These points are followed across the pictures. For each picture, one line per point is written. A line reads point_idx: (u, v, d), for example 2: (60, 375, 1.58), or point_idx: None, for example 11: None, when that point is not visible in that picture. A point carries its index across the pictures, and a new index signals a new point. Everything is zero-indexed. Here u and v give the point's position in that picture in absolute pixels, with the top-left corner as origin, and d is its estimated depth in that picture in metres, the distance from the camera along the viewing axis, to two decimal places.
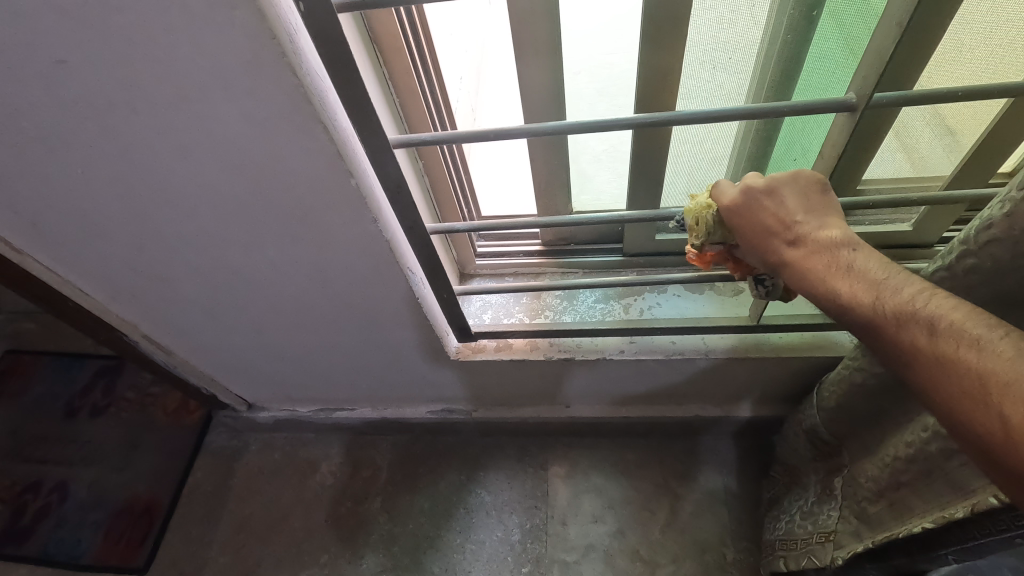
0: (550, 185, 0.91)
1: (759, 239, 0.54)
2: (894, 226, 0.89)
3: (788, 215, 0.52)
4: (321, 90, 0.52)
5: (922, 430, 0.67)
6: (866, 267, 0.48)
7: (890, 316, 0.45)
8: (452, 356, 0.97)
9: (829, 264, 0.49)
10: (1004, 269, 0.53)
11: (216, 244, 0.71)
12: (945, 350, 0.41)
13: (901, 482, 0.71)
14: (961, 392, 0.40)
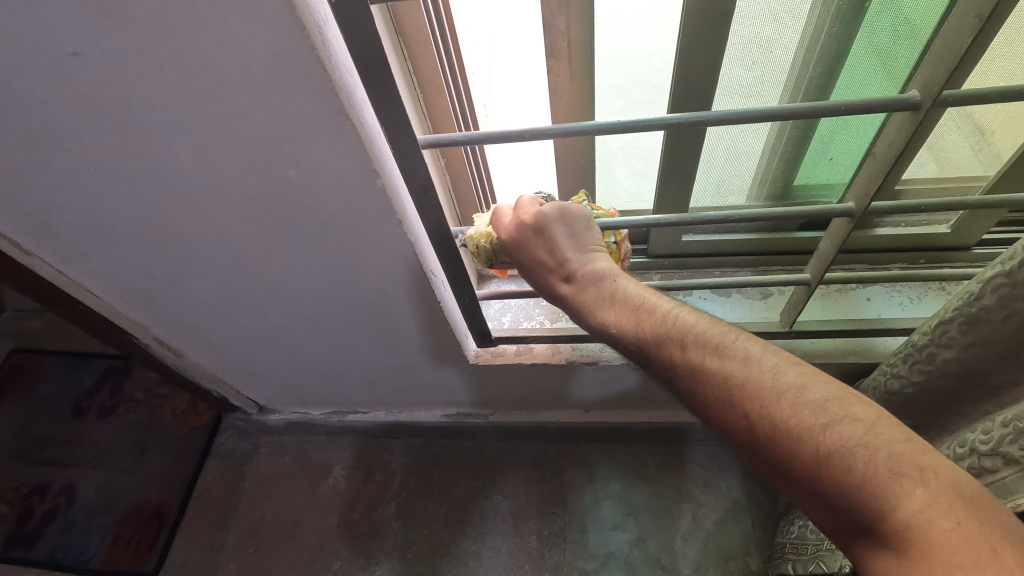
0: (576, 184, 0.87)
1: (540, 273, 0.61)
2: (931, 229, 0.86)
3: (556, 250, 0.60)
4: (351, 87, 0.49)
5: (960, 446, 0.62)
6: (627, 294, 0.57)
7: (653, 337, 0.54)
8: (472, 360, 0.94)
9: (597, 297, 0.58)
10: None
11: (233, 246, 0.68)
12: (695, 360, 0.51)
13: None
14: (764, 428, 0.46)
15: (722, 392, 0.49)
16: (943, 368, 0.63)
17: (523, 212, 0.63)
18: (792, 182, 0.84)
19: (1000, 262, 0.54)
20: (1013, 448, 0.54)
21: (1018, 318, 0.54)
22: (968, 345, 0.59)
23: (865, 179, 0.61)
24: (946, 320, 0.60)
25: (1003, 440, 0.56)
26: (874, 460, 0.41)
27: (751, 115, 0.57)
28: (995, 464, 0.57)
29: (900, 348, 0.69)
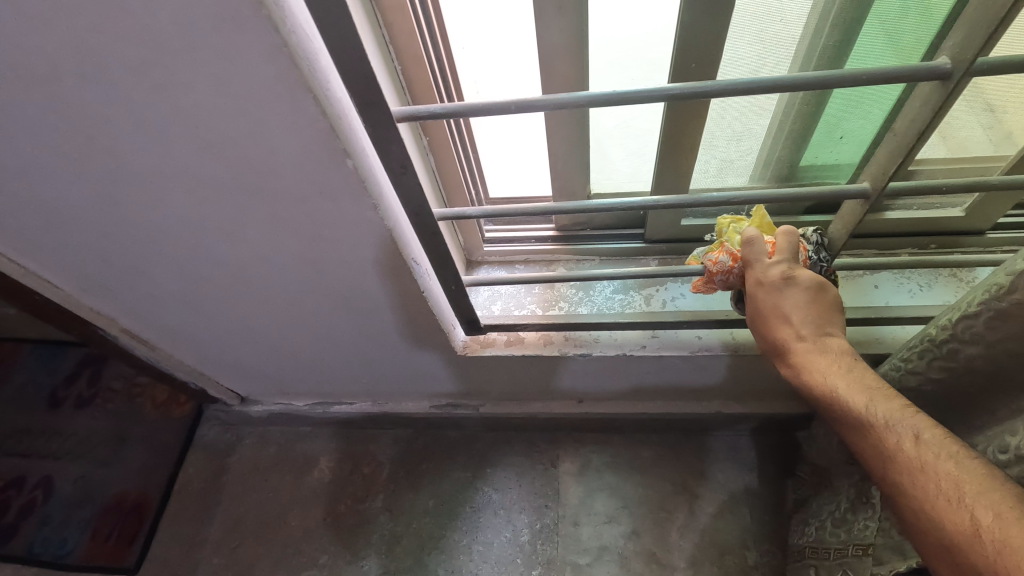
0: (568, 168, 0.81)
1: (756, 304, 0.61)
2: (944, 211, 0.82)
3: (775, 286, 0.59)
4: (312, 53, 0.43)
5: (1000, 448, 0.57)
6: (804, 307, 0.59)
7: (808, 346, 0.58)
8: (460, 351, 0.90)
9: (779, 304, 0.59)
10: None
11: (196, 231, 0.63)
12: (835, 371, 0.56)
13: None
14: (869, 423, 0.53)
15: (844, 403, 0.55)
16: (968, 364, 0.59)
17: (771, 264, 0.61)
18: (797, 162, 0.79)
19: None
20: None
21: None
22: (997, 341, 0.55)
23: (883, 160, 0.56)
24: (968, 317, 0.56)
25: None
26: (919, 438, 0.50)
27: (753, 86, 0.52)
28: None
29: (914, 340, 0.64)
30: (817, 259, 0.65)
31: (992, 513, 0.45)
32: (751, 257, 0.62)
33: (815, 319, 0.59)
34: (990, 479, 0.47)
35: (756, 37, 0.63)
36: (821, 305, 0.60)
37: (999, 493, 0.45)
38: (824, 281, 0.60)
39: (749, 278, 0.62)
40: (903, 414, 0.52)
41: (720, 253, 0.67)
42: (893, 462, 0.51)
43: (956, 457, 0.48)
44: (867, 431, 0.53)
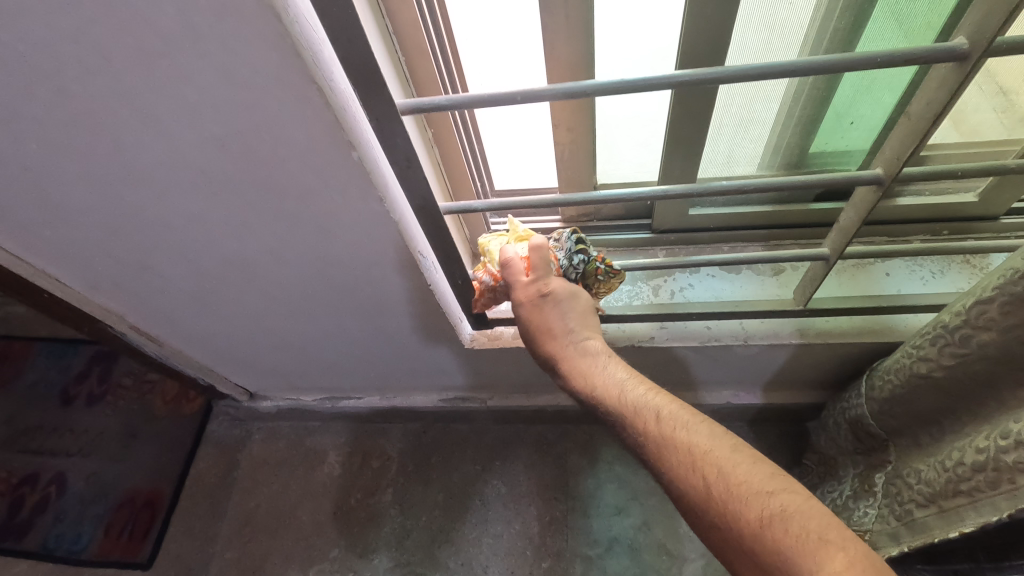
0: (575, 158, 0.80)
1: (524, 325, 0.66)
2: (956, 197, 0.80)
3: (532, 307, 0.65)
4: (315, 43, 0.43)
5: (998, 436, 0.56)
6: (561, 320, 0.65)
7: (570, 355, 0.65)
8: (467, 344, 0.90)
9: (541, 322, 0.65)
10: None
11: (203, 226, 0.63)
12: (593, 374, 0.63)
13: (958, 489, 0.60)
14: (620, 412, 0.58)
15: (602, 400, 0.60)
16: (978, 351, 0.57)
17: (527, 284, 0.65)
18: (807, 148, 0.78)
19: None
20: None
21: None
22: (1010, 327, 0.53)
23: (898, 144, 0.54)
24: (982, 301, 0.54)
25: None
26: (658, 415, 0.55)
27: (756, 73, 0.51)
28: None
29: (927, 327, 0.63)
30: (570, 265, 0.69)
31: (716, 470, 0.49)
32: (508, 278, 0.66)
33: (569, 329, 0.65)
34: (714, 435, 0.52)
35: (769, 19, 0.62)
36: (578, 313, 0.66)
37: (724, 446, 0.51)
38: (578, 291, 0.67)
39: (513, 301, 0.67)
40: (647, 396, 0.58)
41: (484, 273, 0.72)
42: (642, 441, 0.55)
43: (689, 423, 0.54)
44: (622, 418, 0.58)
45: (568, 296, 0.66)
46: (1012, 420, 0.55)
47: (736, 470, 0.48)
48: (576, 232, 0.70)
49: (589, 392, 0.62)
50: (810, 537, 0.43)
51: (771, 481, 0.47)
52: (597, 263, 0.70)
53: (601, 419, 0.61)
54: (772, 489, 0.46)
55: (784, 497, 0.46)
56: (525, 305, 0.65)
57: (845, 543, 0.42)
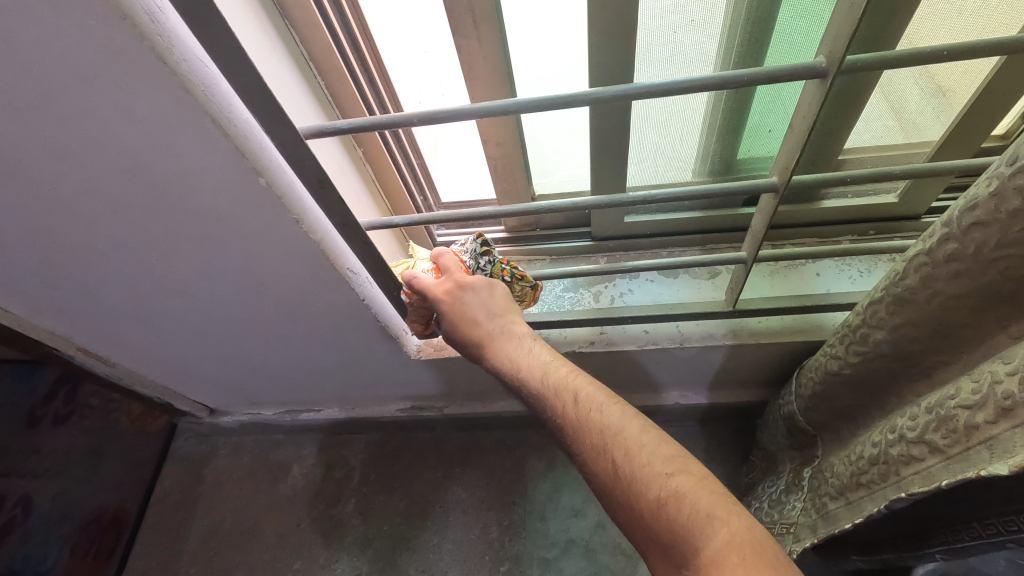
0: (509, 172, 0.83)
1: (445, 314, 0.66)
2: (877, 199, 0.83)
3: (450, 294, 0.66)
4: (208, 78, 0.46)
5: (890, 431, 0.58)
6: (479, 305, 0.65)
7: (491, 337, 0.63)
8: (413, 355, 0.91)
9: (457, 308, 0.65)
10: (989, 260, 0.44)
11: (131, 252, 0.65)
12: (514, 357, 0.61)
13: (860, 482, 0.63)
14: (535, 394, 0.57)
15: (521, 383, 0.58)
16: (874, 350, 0.59)
17: (446, 276, 0.67)
18: (733, 156, 0.81)
19: (925, 241, 0.50)
20: (937, 437, 0.51)
21: (942, 298, 0.50)
22: (895, 327, 0.55)
23: (786, 154, 0.57)
24: (874, 302, 0.57)
25: (927, 427, 0.53)
26: (575, 395, 0.54)
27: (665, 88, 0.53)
28: (923, 452, 0.53)
29: (840, 328, 0.66)
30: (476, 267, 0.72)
31: (624, 450, 0.48)
32: (421, 286, 0.68)
33: (490, 316, 0.65)
34: (625, 416, 0.51)
35: (674, 36, 0.65)
36: (497, 303, 0.66)
37: (633, 427, 0.50)
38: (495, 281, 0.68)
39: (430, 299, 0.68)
40: (565, 376, 0.56)
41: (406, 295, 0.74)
42: (557, 422, 0.53)
43: (602, 403, 0.52)
44: (539, 399, 0.56)
45: (484, 283, 0.66)
46: (902, 416, 0.58)
47: (642, 452, 0.47)
48: (481, 236, 0.72)
49: (510, 374, 0.60)
50: (700, 516, 0.42)
51: (673, 462, 0.46)
52: (503, 265, 0.72)
53: (521, 401, 0.59)
54: (672, 469, 0.46)
55: (682, 477, 0.45)
56: (443, 294, 0.66)
57: (732, 520, 0.42)
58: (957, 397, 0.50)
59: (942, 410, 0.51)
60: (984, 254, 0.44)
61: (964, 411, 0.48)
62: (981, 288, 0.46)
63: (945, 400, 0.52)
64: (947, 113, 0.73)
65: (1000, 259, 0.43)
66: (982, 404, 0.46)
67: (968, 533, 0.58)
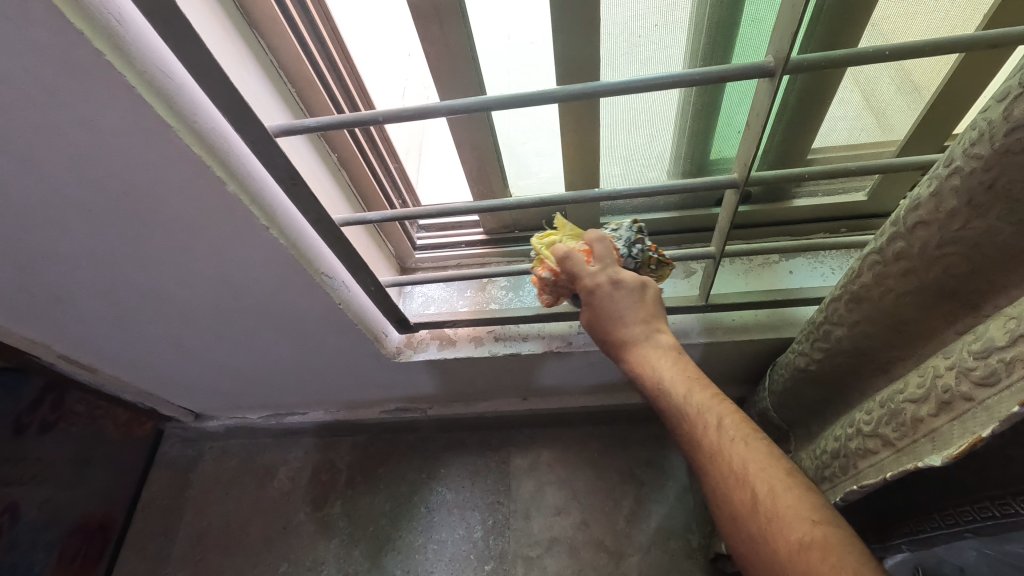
0: (483, 174, 0.84)
1: (585, 308, 0.62)
2: (846, 195, 0.85)
3: (591, 289, 0.61)
4: (172, 92, 0.48)
5: (849, 425, 0.60)
6: (623, 305, 0.60)
7: (632, 342, 0.60)
8: (389, 355, 0.92)
9: (602, 304, 0.60)
10: (932, 258, 0.46)
11: (105, 259, 0.66)
12: (653, 368, 0.58)
13: (823, 475, 0.64)
14: (675, 409, 0.54)
15: (659, 398, 0.56)
16: (836, 346, 0.61)
17: (586, 269, 0.62)
18: (705, 155, 0.82)
19: (876, 240, 0.52)
20: (889, 430, 0.52)
21: (893, 296, 0.51)
22: (853, 323, 0.57)
23: (744, 152, 0.59)
24: (835, 298, 0.59)
25: (881, 421, 0.54)
26: (718, 421, 0.50)
27: (626, 87, 0.55)
28: (876, 445, 0.55)
29: (807, 326, 0.67)
30: (628, 254, 0.66)
31: (765, 485, 0.44)
32: (573, 270, 0.63)
33: (635, 313, 0.60)
34: (772, 454, 0.46)
35: (639, 41, 0.66)
36: (643, 303, 0.61)
37: (778, 466, 0.45)
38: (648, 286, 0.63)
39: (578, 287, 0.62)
40: (711, 399, 0.52)
41: (543, 269, 0.67)
42: (696, 445, 0.50)
43: (749, 435, 0.48)
44: (681, 417, 0.53)
45: (634, 282, 0.61)
46: (860, 410, 0.60)
47: (785, 494, 0.43)
48: (636, 224, 0.68)
49: (648, 384, 0.57)
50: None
51: (822, 513, 0.42)
52: (651, 253, 0.68)
53: (658, 414, 0.56)
54: (818, 520, 0.41)
55: (830, 530, 0.40)
56: (586, 287, 0.61)
57: None
58: (905, 391, 0.52)
59: (892, 404, 0.53)
60: (926, 253, 0.47)
61: (910, 405, 0.50)
62: (925, 285, 0.48)
63: (896, 395, 0.53)
64: (912, 109, 0.74)
65: (943, 257, 0.45)
66: (926, 399, 0.48)
67: (928, 525, 0.59)
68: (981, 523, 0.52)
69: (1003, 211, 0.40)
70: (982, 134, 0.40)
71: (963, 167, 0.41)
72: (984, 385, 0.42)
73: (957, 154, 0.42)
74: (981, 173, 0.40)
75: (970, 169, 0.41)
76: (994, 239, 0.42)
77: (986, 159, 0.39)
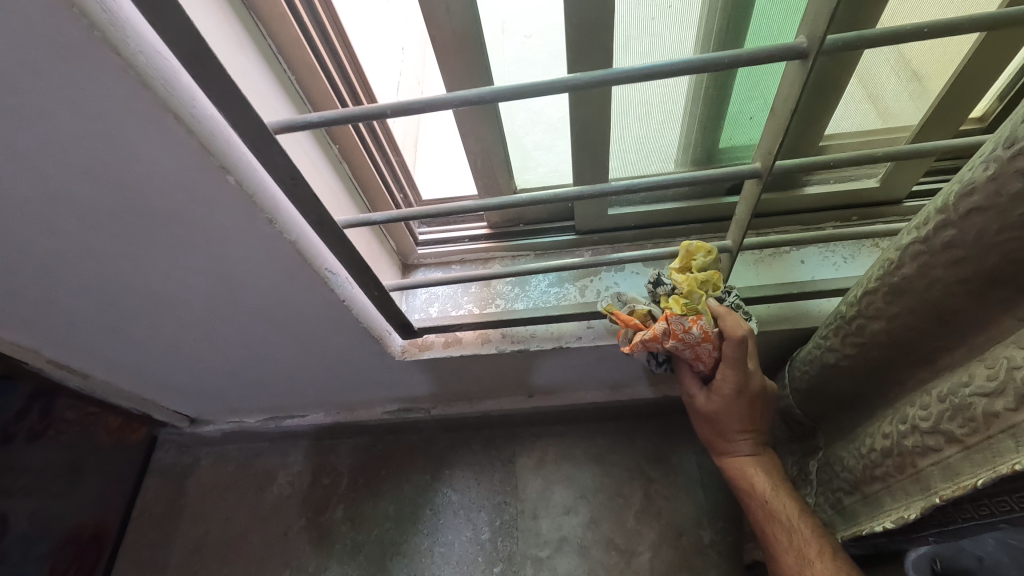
0: (489, 167, 0.82)
1: (702, 405, 0.73)
2: (859, 183, 0.83)
3: (721, 394, 0.70)
4: (168, 72, 0.44)
5: (900, 422, 0.59)
6: (740, 411, 0.71)
7: (734, 441, 0.74)
8: (397, 356, 0.90)
9: (722, 412, 0.71)
10: (988, 245, 0.45)
11: (98, 258, 0.63)
12: (745, 464, 0.73)
13: (874, 475, 0.63)
14: (759, 499, 0.70)
15: (749, 487, 0.72)
16: (872, 340, 0.59)
17: (731, 372, 0.68)
18: (716, 145, 0.80)
19: (916, 228, 0.51)
20: (954, 427, 0.52)
21: (942, 286, 0.50)
22: (895, 316, 0.56)
23: (768, 140, 0.57)
24: (870, 291, 0.57)
25: (943, 417, 0.53)
26: (793, 520, 0.67)
27: (644, 73, 0.52)
28: (939, 442, 0.54)
29: (832, 319, 0.66)
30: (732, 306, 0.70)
31: None
32: (732, 354, 0.66)
33: (749, 411, 0.72)
34: (833, 561, 0.63)
35: (653, 25, 0.64)
36: (754, 410, 0.72)
37: (838, 575, 0.62)
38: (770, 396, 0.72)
39: (728, 377, 0.68)
40: (792, 507, 0.68)
41: (694, 324, 0.64)
42: (774, 536, 0.68)
43: (817, 541, 0.65)
44: (767, 509, 0.69)
45: (759, 389, 0.70)
46: (910, 405, 0.59)
47: None
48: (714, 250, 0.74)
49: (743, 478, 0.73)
50: None
51: None
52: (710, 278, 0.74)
53: (745, 501, 0.73)
54: None
55: None
56: (719, 393, 0.70)
57: None
58: (970, 384, 0.51)
59: (955, 399, 0.52)
60: (984, 239, 0.45)
61: (980, 399, 0.49)
62: (983, 273, 0.47)
63: (957, 388, 0.52)
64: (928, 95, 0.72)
65: (1002, 242, 0.44)
66: (1002, 392, 0.47)
67: (962, 516, 0.58)
68: (1020, 513, 0.51)
69: None
70: None
71: None
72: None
73: (1017, 136, 0.41)
74: None
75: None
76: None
77: None
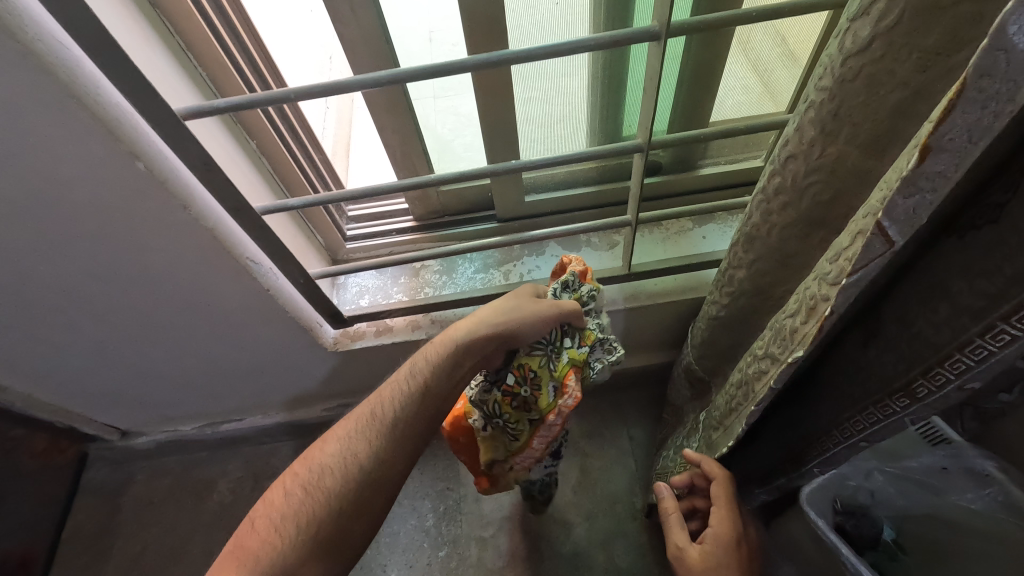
0: (409, 155, 0.88)
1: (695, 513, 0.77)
2: (749, 162, 0.92)
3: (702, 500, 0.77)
4: (72, 63, 0.47)
5: (748, 355, 0.65)
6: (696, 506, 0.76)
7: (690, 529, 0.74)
8: (329, 347, 0.92)
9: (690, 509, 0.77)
10: (802, 188, 0.51)
11: (8, 256, 0.62)
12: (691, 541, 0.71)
13: (732, 407, 0.71)
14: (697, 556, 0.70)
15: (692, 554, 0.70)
16: (738, 287, 0.66)
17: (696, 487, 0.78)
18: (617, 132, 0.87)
19: (759, 182, 0.57)
20: (774, 347, 0.58)
21: (778, 230, 0.56)
22: (750, 263, 0.62)
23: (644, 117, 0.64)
24: (735, 243, 0.64)
25: (769, 343, 0.60)
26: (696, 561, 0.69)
27: (526, 56, 0.58)
28: (766, 365, 0.60)
29: (715, 276, 0.73)
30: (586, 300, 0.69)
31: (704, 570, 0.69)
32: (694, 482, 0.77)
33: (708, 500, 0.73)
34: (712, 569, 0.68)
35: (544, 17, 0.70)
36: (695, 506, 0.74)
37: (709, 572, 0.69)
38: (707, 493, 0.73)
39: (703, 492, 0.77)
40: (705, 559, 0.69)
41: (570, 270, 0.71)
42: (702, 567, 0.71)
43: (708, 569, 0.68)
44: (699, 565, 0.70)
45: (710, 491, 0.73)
46: (756, 339, 0.65)
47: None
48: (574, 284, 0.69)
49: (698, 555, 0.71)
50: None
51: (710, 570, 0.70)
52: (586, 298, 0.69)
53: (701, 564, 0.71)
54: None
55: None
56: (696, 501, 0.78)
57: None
58: (787, 310, 0.57)
59: (777, 323, 0.58)
60: (798, 182, 0.51)
61: (789, 319, 0.55)
62: (802, 215, 0.53)
63: (782, 314, 0.58)
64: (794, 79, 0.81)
65: (810, 186, 0.50)
66: (800, 308, 0.53)
67: (831, 442, 0.64)
68: (871, 429, 0.57)
69: (847, 134, 0.45)
70: (825, 67, 0.44)
71: (816, 101, 0.46)
72: (834, 284, 0.46)
73: (810, 92, 0.47)
74: (828, 102, 0.45)
75: (820, 101, 0.46)
76: (846, 160, 0.47)
77: (831, 90, 0.44)
